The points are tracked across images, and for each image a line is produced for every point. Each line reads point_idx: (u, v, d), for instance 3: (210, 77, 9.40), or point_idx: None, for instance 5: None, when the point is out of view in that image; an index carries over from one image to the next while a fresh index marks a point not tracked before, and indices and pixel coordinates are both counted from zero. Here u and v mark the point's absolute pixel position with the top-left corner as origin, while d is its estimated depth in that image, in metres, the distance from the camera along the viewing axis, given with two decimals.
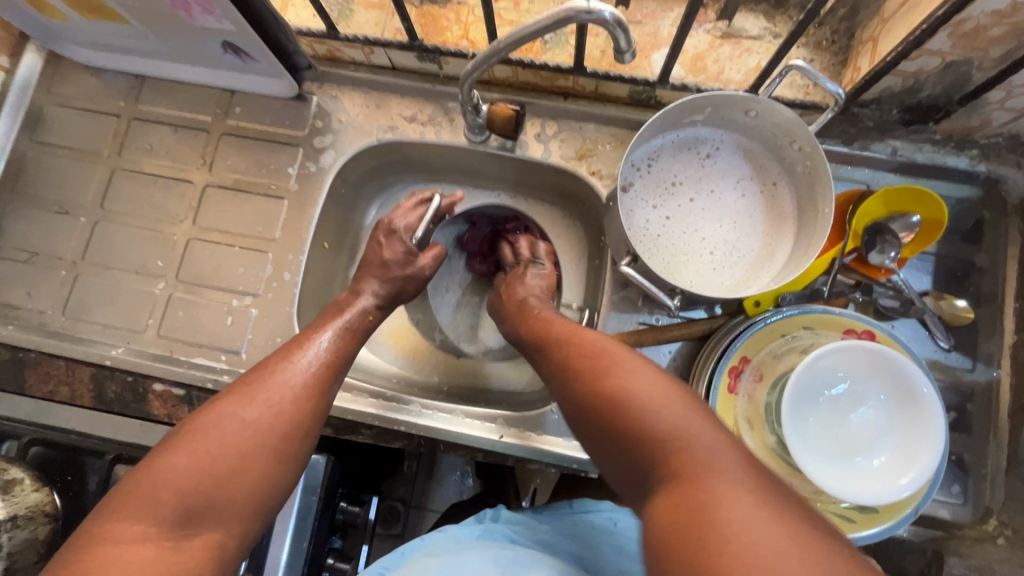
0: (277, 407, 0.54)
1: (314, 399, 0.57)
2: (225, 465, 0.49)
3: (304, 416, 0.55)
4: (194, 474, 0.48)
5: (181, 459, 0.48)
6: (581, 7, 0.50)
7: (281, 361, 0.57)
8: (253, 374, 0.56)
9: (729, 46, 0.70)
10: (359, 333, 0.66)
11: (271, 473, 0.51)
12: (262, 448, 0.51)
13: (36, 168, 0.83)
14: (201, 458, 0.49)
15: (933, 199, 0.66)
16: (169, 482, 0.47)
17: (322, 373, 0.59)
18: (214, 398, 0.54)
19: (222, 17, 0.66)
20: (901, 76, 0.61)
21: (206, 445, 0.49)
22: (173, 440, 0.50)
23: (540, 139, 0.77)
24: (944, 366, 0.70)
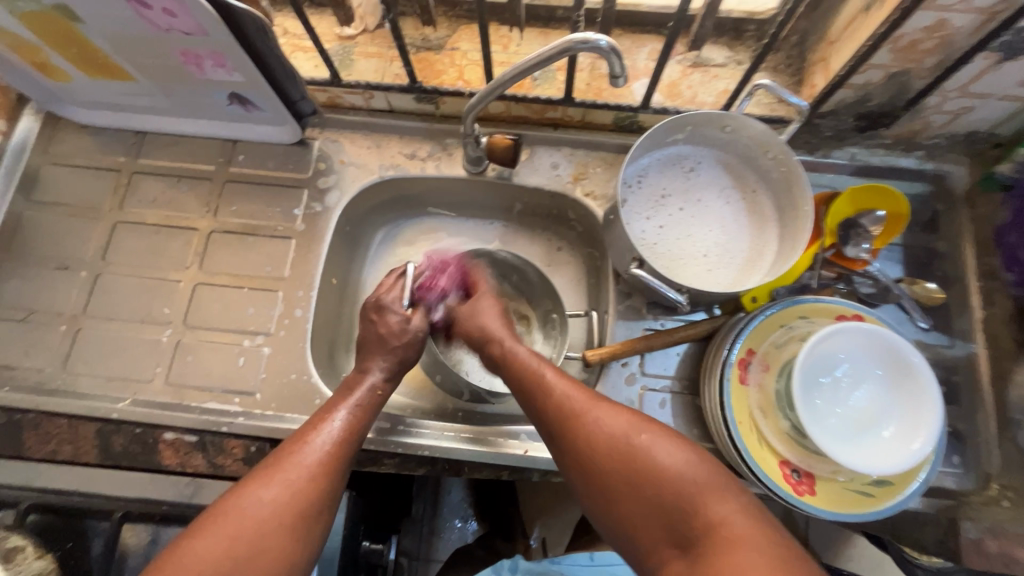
0: (294, 487, 0.56)
1: (328, 479, 0.58)
2: (245, 547, 0.51)
3: (320, 493, 0.57)
4: (212, 558, 0.50)
5: (204, 547, 0.51)
6: (577, 38, 0.56)
7: (297, 443, 0.60)
8: (276, 457, 0.58)
9: (699, 74, 0.79)
10: (371, 412, 0.67)
11: (281, 555, 0.53)
12: (282, 526, 0.54)
13: (33, 227, 0.83)
14: (222, 543, 0.51)
15: (893, 195, 0.75)
16: (191, 566, 0.49)
17: (334, 452, 0.60)
18: (240, 482, 0.57)
19: (233, 69, 0.71)
20: (852, 89, 0.69)
21: (227, 531, 0.52)
22: (201, 525, 0.52)
23: (536, 167, 0.83)
24: (926, 345, 0.76)
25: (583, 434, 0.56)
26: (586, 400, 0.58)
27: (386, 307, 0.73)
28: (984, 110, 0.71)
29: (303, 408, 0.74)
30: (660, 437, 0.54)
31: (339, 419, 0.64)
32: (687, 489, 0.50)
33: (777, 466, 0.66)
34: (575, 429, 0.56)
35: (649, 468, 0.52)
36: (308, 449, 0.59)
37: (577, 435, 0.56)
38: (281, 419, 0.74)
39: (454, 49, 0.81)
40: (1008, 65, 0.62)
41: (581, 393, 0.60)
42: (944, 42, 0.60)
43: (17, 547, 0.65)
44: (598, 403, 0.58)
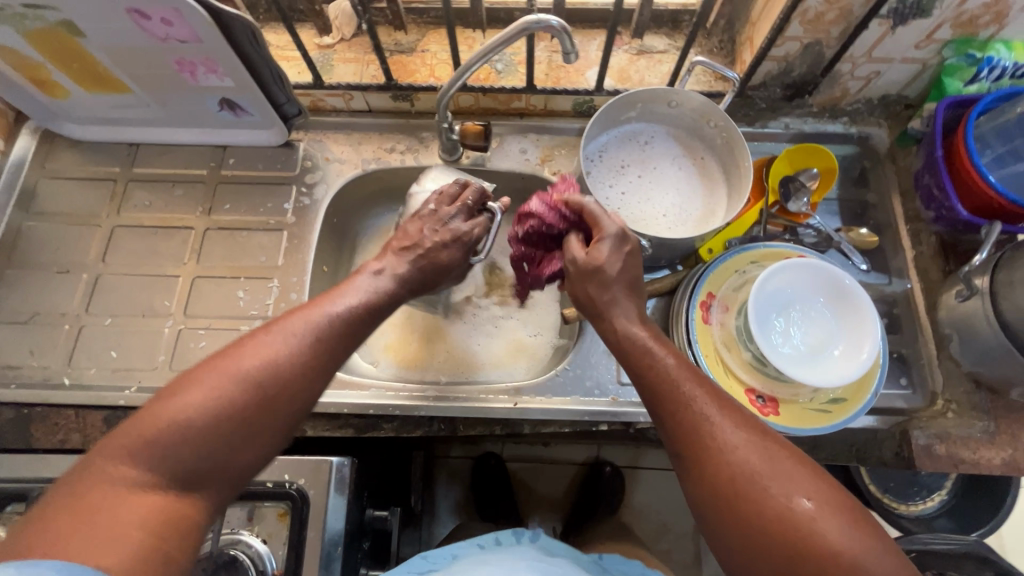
0: (288, 362, 0.55)
1: (323, 359, 0.58)
2: (233, 416, 0.51)
3: (314, 371, 0.57)
4: (202, 425, 0.50)
5: (194, 402, 0.51)
6: (532, 20, 0.65)
7: (297, 320, 0.58)
8: (276, 326, 0.57)
9: (645, 60, 0.88)
10: (387, 298, 0.66)
11: (267, 422, 0.53)
12: (269, 400, 0.53)
13: (34, 237, 0.87)
14: (210, 409, 0.51)
15: (823, 153, 0.85)
16: (179, 427, 0.50)
17: (330, 335, 0.59)
18: (234, 347, 0.56)
19: (224, 74, 0.78)
20: (775, 61, 0.79)
21: (214, 397, 0.51)
22: (194, 376, 0.53)
23: (506, 152, 0.91)
24: (868, 284, 0.85)
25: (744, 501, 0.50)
26: (757, 460, 0.51)
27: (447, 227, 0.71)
28: (891, 74, 0.81)
29: None
30: (830, 510, 0.48)
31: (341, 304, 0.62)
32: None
33: (743, 393, 0.72)
34: (729, 490, 0.51)
35: (812, 549, 0.46)
36: (308, 327, 0.58)
37: (734, 496, 0.50)
38: None
39: (425, 50, 0.90)
40: (900, 30, 0.73)
41: (748, 444, 0.52)
42: (844, 12, 0.71)
43: None
44: (774, 465, 0.51)
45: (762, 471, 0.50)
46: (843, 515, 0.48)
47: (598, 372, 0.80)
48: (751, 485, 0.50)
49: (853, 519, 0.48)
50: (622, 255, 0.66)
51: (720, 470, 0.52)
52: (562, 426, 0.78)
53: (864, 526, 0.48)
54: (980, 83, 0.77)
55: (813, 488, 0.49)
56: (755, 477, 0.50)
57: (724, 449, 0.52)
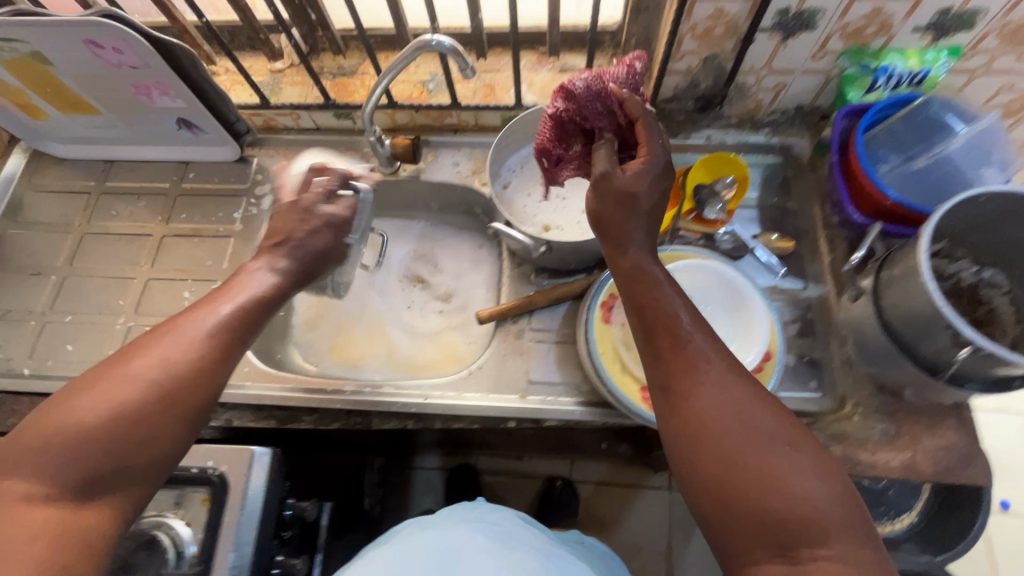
0: (186, 357, 0.54)
1: (223, 346, 0.57)
2: (132, 414, 0.50)
3: (212, 360, 0.56)
4: (95, 428, 0.48)
5: (89, 403, 0.49)
6: (429, 40, 0.71)
7: (188, 316, 0.58)
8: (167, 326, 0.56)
9: (567, 77, 0.94)
10: (274, 296, 0.66)
11: (174, 415, 0.52)
12: (173, 396, 0.52)
13: (14, 243, 0.97)
14: (106, 409, 0.49)
15: (735, 161, 0.88)
16: (69, 431, 0.48)
17: (227, 326, 0.59)
18: (127, 349, 0.54)
19: (175, 96, 0.87)
20: (680, 74, 0.83)
21: (108, 397, 0.49)
22: (81, 384, 0.51)
23: (439, 165, 0.97)
24: (783, 289, 0.85)
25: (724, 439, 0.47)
26: (735, 398, 0.48)
27: (317, 214, 0.74)
28: (797, 85, 0.84)
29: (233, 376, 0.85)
30: (805, 458, 0.45)
31: (236, 297, 0.62)
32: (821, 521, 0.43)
33: (636, 389, 0.74)
34: (705, 420, 0.48)
35: (780, 490, 0.44)
36: (200, 321, 0.57)
37: (705, 425, 0.48)
38: None
39: (365, 73, 0.97)
40: (791, 43, 0.76)
41: (731, 383, 0.49)
42: (731, 26, 0.74)
43: None
44: (753, 408, 0.48)
45: (749, 409, 0.48)
46: (818, 464, 0.45)
47: (507, 370, 0.83)
48: (723, 420, 0.47)
49: (823, 470, 0.45)
50: (660, 188, 0.60)
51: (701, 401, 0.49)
52: (472, 423, 0.81)
53: (834, 474, 0.45)
54: (878, 92, 0.79)
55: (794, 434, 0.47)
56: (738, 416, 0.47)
57: (710, 380, 0.50)
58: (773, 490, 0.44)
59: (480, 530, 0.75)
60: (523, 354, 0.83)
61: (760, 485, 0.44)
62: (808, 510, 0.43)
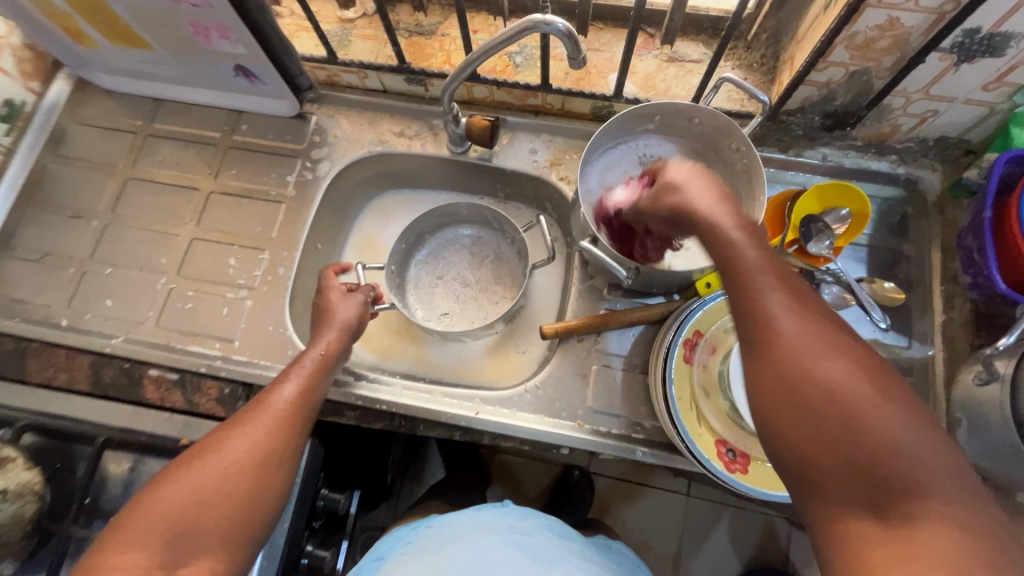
0: (258, 437, 0.60)
1: (287, 431, 0.62)
2: (208, 490, 0.54)
3: (280, 443, 0.61)
4: (180, 507, 0.53)
5: (178, 489, 0.54)
6: (539, 20, 0.60)
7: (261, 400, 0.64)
8: (246, 410, 0.63)
9: (675, 68, 0.82)
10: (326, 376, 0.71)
11: (248, 496, 0.56)
12: (243, 472, 0.57)
13: (55, 179, 0.91)
14: (187, 489, 0.54)
15: (857, 195, 0.77)
16: (159, 511, 0.52)
17: (292, 409, 0.64)
18: (209, 435, 0.60)
19: (237, 41, 0.77)
20: (815, 86, 0.71)
21: (192, 479, 0.55)
22: (171, 471, 0.56)
23: (514, 150, 0.87)
24: (884, 344, 0.77)
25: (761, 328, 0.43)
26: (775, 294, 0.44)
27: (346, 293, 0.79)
28: (950, 115, 0.72)
29: (276, 357, 0.80)
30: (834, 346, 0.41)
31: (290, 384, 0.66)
32: (856, 406, 0.39)
33: (712, 444, 0.67)
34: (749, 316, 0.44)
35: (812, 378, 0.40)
36: (273, 404, 0.64)
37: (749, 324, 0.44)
38: (254, 365, 0.79)
39: (444, 35, 0.87)
40: (965, 68, 0.63)
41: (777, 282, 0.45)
42: (898, 40, 0.62)
43: (8, 458, 0.73)
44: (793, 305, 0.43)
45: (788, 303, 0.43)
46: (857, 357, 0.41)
47: (568, 394, 0.76)
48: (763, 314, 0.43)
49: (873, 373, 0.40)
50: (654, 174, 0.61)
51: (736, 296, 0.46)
52: (521, 443, 0.76)
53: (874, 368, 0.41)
54: None
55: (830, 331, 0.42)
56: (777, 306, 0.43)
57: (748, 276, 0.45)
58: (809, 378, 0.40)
59: (515, 544, 0.75)
60: (587, 379, 0.77)
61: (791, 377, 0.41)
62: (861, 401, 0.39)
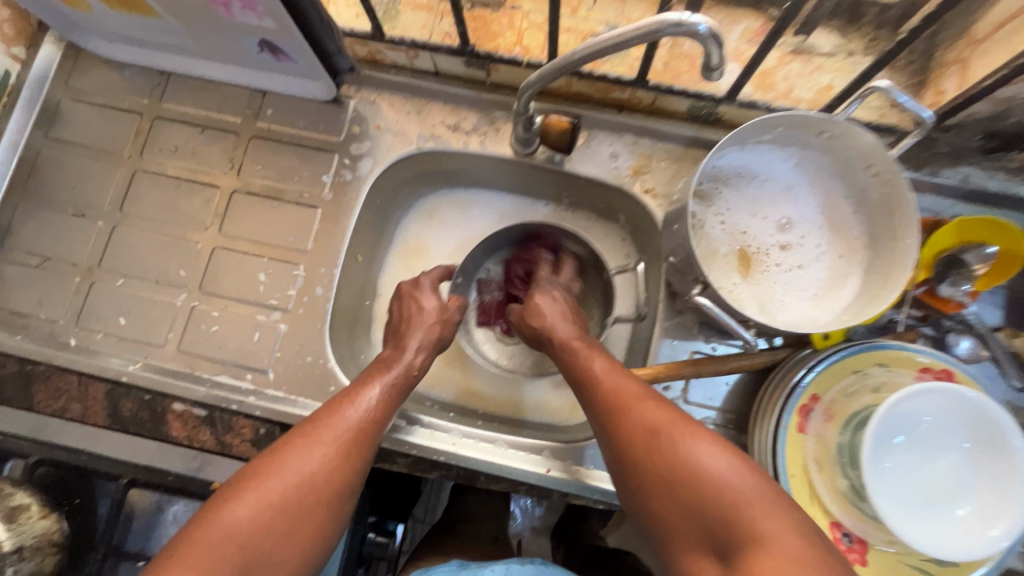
0: (335, 458, 0.53)
1: (359, 454, 0.55)
2: (283, 517, 0.49)
3: (354, 471, 0.54)
4: (251, 531, 0.48)
5: (245, 509, 0.49)
6: (671, 19, 0.45)
7: (337, 410, 0.56)
8: (315, 419, 0.55)
9: (800, 63, 0.66)
10: (403, 388, 0.62)
11: (321, 526, 0.51)
12: (318, 499, 0.51)
13: (50, 167, 0.78)
14: (261, 513, 0.49)
15: (1011, 231, 0.64)
16: (231, 534, 0.47)
17: (370, 429, 0.57)
18: (281, 441, 0.54)
19: (265, 14, 0.62)
20: (992, 102, 0.57)
21: (265, 499, 0.49)
22: (242, 483, 0.50)
23: (591, 153, 0.74)
24: (1017, 408, 0.67)
25: (634, 418, 0.51)
26: (627, 389, 0.53)
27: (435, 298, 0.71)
28: None
29: (315, 394, 0.70)
30: (700, 438, 0.48)
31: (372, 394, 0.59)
32: (677, 432, 0.49)
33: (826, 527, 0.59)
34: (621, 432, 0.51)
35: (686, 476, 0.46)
36: (349, 419, 0.56)
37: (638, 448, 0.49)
38: (292, 403, 0.69)
39: (515, 8, 0.71)
40: None
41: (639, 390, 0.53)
42: None
43: (21, 506, 0.65)
44: (646, 403, 0.51)
45: (646, 406, 0.51)
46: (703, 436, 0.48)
47: None
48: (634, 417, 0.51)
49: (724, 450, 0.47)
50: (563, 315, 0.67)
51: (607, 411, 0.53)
52: (595, 502, 0.67)
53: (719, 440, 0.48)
54: None
55: (689, 424, 0.49)
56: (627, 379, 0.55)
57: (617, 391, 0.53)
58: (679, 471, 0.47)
59: None
60: None
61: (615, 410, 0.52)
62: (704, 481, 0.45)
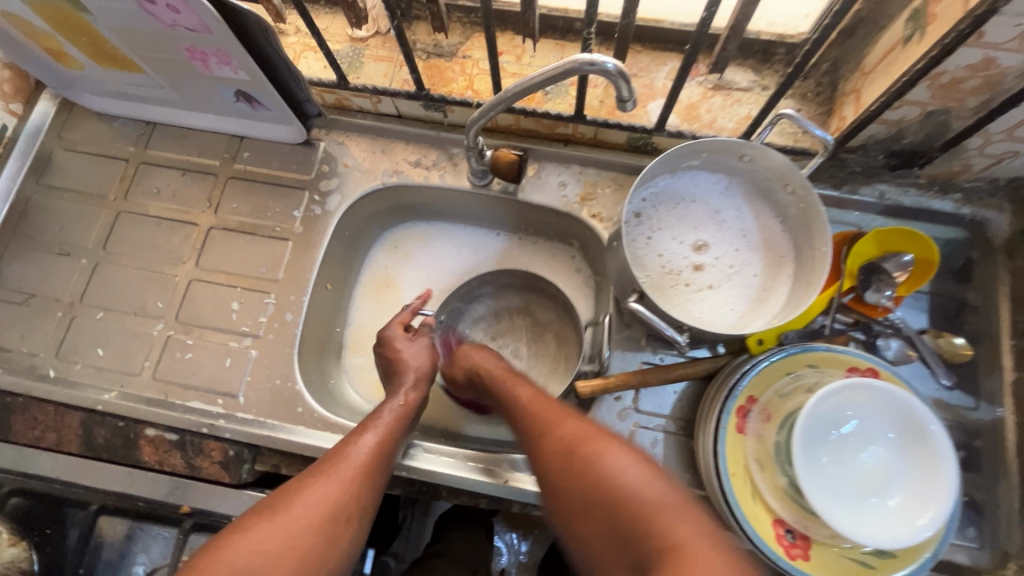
0: (338, 490, 0.56)
1: (363, 491, 0.58)
2: (282, 544, 0.51)
3: (353, 504, 0.56)
4: (255, 556, 0.49)
5: (250, 542, 0.50)
6: (585, 59, 0.52)
7: (342, 446, 0.60)
8: (329, 456, 0.59)
9: (721, 97, 0.74)
10: (400, 432, 0.65)
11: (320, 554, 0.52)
12: (316, 530, 0.53)
13: (40, 211, 0.84)
14: (264, 540, 0.50)
15: (922, 239, 0.69)
16: (235, 560, 0.49)
17: (372, 467, 0.59)
18: (291, 479, 0.57)
19: (238, 68, 0.69)
20: (885, 125, 0.64)
21: (273, 528, 0.51)
22: (251, 516, 0.53)
23: (541, 182, 0.80)
24: (948, 405, 0.70)
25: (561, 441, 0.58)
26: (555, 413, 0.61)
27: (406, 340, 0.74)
28: None
29: (284, 416, 0.73)
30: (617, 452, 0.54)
31: (370, 436, 0.61)
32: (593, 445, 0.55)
33: (769, 525, 0.62)
34: (551, 455, 0.57)
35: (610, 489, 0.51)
36: (355, 455, 0.59)
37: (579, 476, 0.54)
38: (261, 425, 0.72)
39: (466, 57, 0.79)
40: None
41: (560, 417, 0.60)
42: (991, 81, 0.54)
43: None
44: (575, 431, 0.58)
45: (569, 426, 0.58)
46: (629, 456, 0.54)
47: None
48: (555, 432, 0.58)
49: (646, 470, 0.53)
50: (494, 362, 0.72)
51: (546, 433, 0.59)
52: None
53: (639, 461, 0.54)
54: None
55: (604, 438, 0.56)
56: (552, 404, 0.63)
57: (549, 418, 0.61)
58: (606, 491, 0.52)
59: None
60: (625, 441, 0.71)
61: (544, 433, 0.59)
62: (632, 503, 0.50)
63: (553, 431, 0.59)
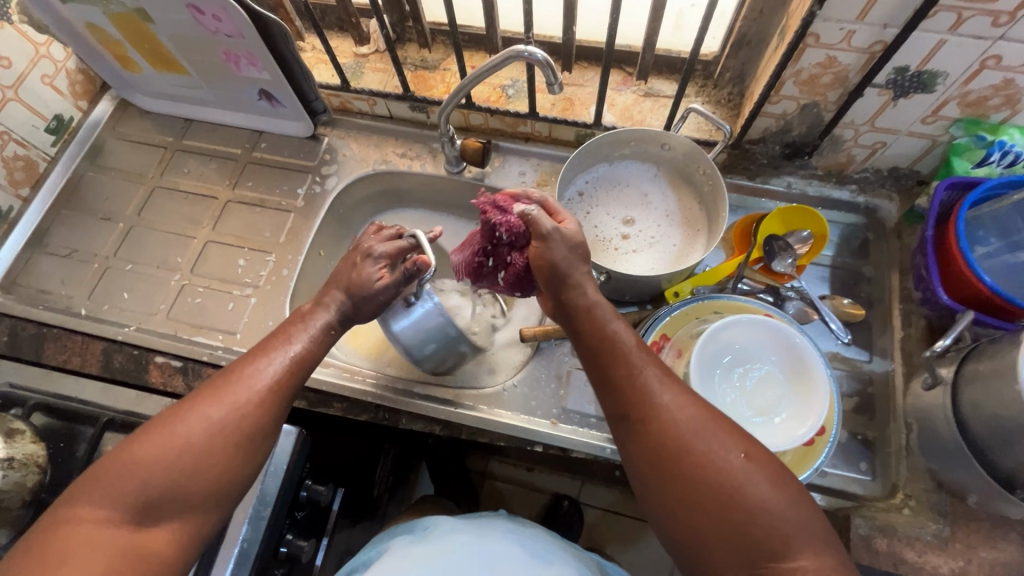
0: (238, 407, 0.57)
1: (268, 410, 0.59)
2: (186, 459, 0.54)
3: (260, 420, 0.58)
4: (154, 465, 0.53)
5: (146, 452, 0.53)
6: (522, 50, 0.69)
7: (247, 366, 0.61)
8: (225, 375, 0.60)
9: (650, 102, 0.91)
10: (316, 349, 0.66)
11: (230, 467, 0.56)
12: (217, 445, 0.55)
13: (90, 185, 1.01)
14: (166, 459, 0.53)
15: (818, 217, 0.82)
16: (137, 471, 0.52)
17: (276, 386, 0.61)
18: (187, 397, 0.58)
19: (263, 68, 0.87)
20: (772, 118, 0.79)
21: (168, 443, 0.54)
22: (150, 427, 0.55)
23: (504, 170, 0.96)
24: (844, 358, 0.81)
25: (659, 423, 0.54)
26: (666, 398, 0.55)
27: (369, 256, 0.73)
28: (898, 147, 0.79)
29: None
30: (749, 461, 0.51)
31: (280, 358, 0.63)
32: (712, 438, 0.53)
33: None
34: (648, 437, 0.54)
35: (732, 496, 0.50)
36: (257, 374, 0.60)
37: (691, 467, 0.52)
38: None
39: (446, 70, 0.98)
40: (902, 102, 0.71)
41: (676, 403, 0.55)
42: (839, 77, 0.70)
43: (17, 429, 0.73)
44: (708, 428, 0.53)
45: (678, 413, 0.54)
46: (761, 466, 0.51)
47: (543, 396, 0.82)
48: (660, 414, 0.54)
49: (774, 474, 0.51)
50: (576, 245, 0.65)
51: (643, 412, 0.55)
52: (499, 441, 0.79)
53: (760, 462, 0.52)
54: (990, 167, 0.75)
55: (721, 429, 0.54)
56: (640, 365, 0.57)
57: (644, 395, 0.55)
58: (725, 490, 0.50)
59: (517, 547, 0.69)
60: (562, 379, 0.83)
61: (644, 412, 0.55)
62: (765, 519, 0.49)
63: (658, 412, 0.55)
